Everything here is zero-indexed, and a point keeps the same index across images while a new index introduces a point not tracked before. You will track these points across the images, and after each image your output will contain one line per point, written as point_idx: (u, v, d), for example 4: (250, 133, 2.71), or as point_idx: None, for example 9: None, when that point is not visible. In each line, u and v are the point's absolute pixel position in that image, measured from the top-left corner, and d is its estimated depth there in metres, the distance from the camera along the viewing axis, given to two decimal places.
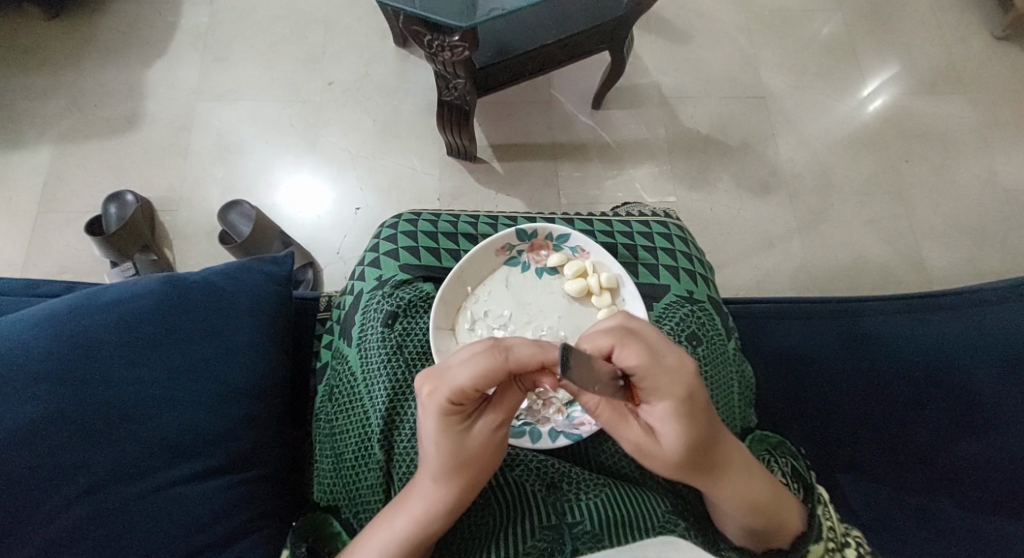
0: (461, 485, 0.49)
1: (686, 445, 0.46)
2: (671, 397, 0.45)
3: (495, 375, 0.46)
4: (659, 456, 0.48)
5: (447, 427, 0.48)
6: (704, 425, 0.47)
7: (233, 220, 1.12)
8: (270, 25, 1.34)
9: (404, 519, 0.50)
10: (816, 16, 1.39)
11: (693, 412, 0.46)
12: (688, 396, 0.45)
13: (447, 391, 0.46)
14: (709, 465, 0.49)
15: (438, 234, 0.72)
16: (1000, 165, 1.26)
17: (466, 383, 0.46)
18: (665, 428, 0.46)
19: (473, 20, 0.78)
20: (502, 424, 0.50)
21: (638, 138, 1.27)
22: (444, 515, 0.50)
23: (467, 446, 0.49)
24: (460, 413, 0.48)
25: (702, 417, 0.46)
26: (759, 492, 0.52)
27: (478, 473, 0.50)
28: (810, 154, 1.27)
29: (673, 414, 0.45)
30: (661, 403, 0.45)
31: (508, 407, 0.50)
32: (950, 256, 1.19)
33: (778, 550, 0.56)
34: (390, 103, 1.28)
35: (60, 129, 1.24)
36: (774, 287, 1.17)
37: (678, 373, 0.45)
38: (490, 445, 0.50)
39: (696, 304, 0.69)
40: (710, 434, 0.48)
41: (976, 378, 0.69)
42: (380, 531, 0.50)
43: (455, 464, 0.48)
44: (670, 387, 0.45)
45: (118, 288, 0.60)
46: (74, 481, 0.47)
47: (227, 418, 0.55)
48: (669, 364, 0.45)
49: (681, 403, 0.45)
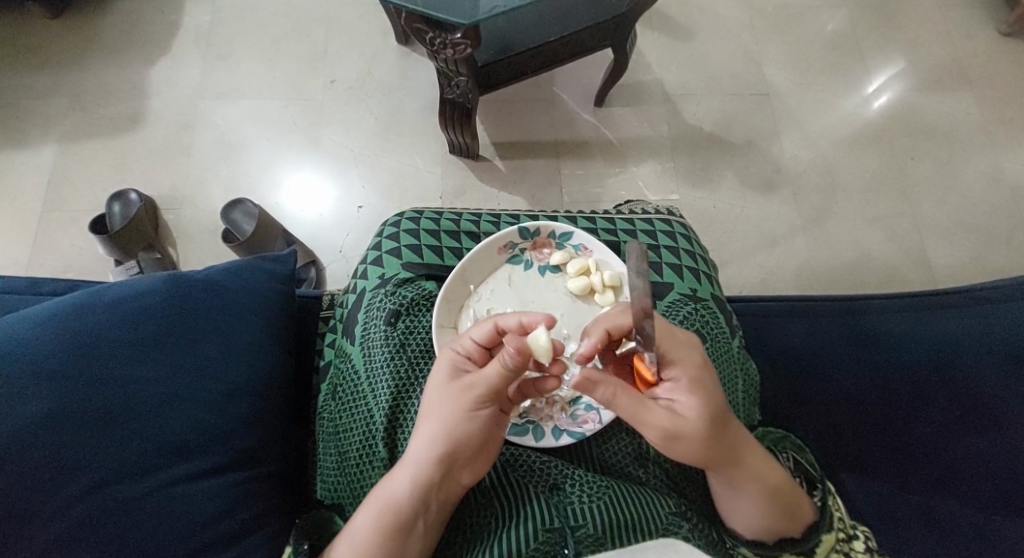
0: (425, 435, 0.52)
1: (710, 418, 0.49)
2: (689, 363, 0.51)
3: (484, 325, 0.56)
4: (691, 435, 0.49)
5: (440, 376, 0.54)
6: (719, 396, 0.51)
7: (236, 218, 1.13)
8: (272, 24, 1.34)
9: (392, 478, 0.52)
10: (819, 12, 1.38)
11: (706, 380, 0.51)
12: (700, 362, 0.52)
13: (454, 344, 0.56)
14: (727, 446, 0.50)
15: (439, 232, 0.72)
16: (1005, 162, 1.25)
17: (468, 336, 0.56)
18: (686, 400, 0.50)
19: (474, 17, 0.77)
20: (475, 391, 0.52)
21: (640, 136, 1.26)
22: (411, 468, 0.51)
23: (444, 394, 0.53)
24: (459, 369, 0.55)
25: (716, 390, 0.51)
26: (769, 473, 0.53)
27: (448, 428, 0.51)
28: (813, 151, 1.26)
29: (692, 382, 0.50)
30: (681, 372, 0.51)
31: (488, 379, 0.52)
32: (953, 255, 1.19)
33: (791, 540, 0.55)
34: (392, 101, 1.27)
35: (63, 129, 1.25)
36: (777, 286, 1.16)
37: (688, 347, 0.52)
38: (460, 400, 0.52)
39: (699, 302, 0.69)
40: (725, 408, 0.51)
41: (980, 376, 0.69)
42: (375, 495, 0.52)
43: (427, 408, 0.53)
44: (684, 354, 0.51)
45: (121, 286, 0.60)
46: (78, 480, 0.47)
47: (227, 417, 0.55)
48: (680, 337, 0.53)
49: (697, 369, 0.51)
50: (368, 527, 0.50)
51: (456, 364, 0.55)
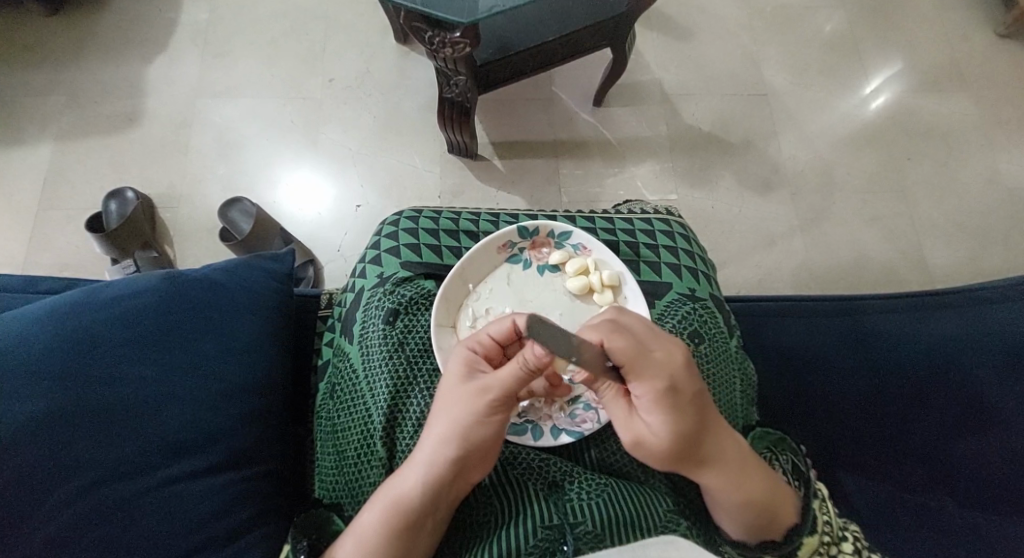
0: (435, 436, 0.52)
1: (672, 435, 0.48)
2: (653, 386, 0.48)
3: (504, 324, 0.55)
4: (648, 445, 0.49)
5: (450, 374, 0.54)
6: (690, 418, 0.49)
7: (234, 218, 1.12)
8: (271, 22, 1.33)
9: (400, 477, 0.52)
10: (818, 13, 1.38)
11: (673, 403, 0.48)
12: (669, 384, 0.48)
13: (468, 341, 0.56)
14: (694, 455, 0.50)
15: (438, 231, 0.72)
16: (1002, 163, 1.26)
17: (489, 334, 0.55)
18: (648, 416, 0.49)
19: (474, 16, 0.77)
20: (490, 395, 0.51)
21: (639, 136, 1.26)
22: (421, 468, 0.51)
23: (450, 394, 0.53)
24: (473, 367, 0.54)
25: (686, 413, 0.48)
26: (745, 484, 0.52)
27: (460, 429, 0.51)
28: (810, 151, 1.27)
29: (654, 401, 0.48)
30: (643, 390, 0.48)
31: (506, 385, 0.51)
32: (951, 255, 1.19)
33: (774, 543, 0.56)
34: (391, 100, 1.27)
35: (60, 127, 1.24)
36: (775, 286, 1.16)
37: (665, 365, 0.49)
38: (472, 402, 0.51)
39: (697, 301, 0.69)
40: (699, 427, 0.50)
41: (976, 375, 0.70)
42: (379, 494, 0.53)
43: (438, 406, 0.53)
44: (651, 374, 0.48)
45: (119, 285, 0.60)
46: (75, 480, 0.47)
47: (226, 416, 0.55)
48: (657, 356, 0.49)
49: (660, 391, 0.48)
50: (372, 526, 0.51)
51: (470, 361, 0.54)
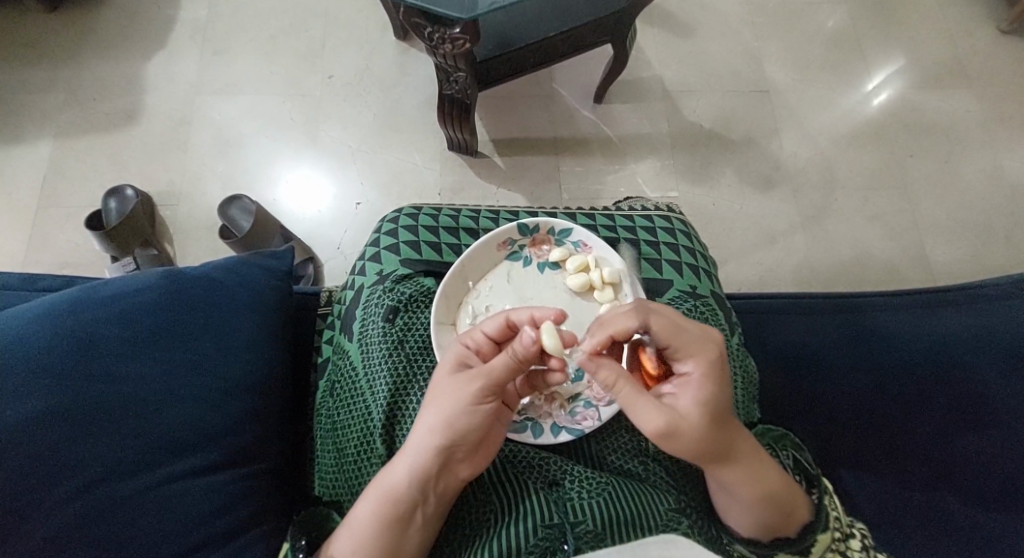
0: (424, 427, 0.51)
1: (716, 412, 0.50)
2: (703, 361, 0.52)
3: (497, 320, 0.56)
4: (685, 432, 0.49)
5: (448, 368, 0.54)
6: (723, 399, 0.51)
7: (234, 216, 1.12)
8: (271, 19, 1.33)
9: (391, 469, 0.52)
10: (820, 9, 1.37)
11: (715, 379, 0.51)
12: (716, 359, 0.52)
13: (464, 336, 0.56)
14: (725, 442, 0.51)
15: (438, 229, 0.72)
16: (1005, 160, 1.25)
17: (485, 330, 0.56)
18: (689, 395, 0.50)
19: (474, 12, 0.76)
20: (474, 383, 0.51)
21: (639, 133, 1.26)
22: (410, 460, 0.51)
23: (444, 386, 0.53)
24: (465, 361, 0.55)
25: (725, 391, 0.51)
26: (759, 478, 0.52)
27: (449, 421, 0.51)
28: (812, 148, 1.26)
29: (704, 376, 0.51)
30: (693, 366, 0.52)
31: (495, 377, 0.52)
32: (953, 253, 1.18)
33: (785, 540, 0.55)
34: (391, 97, 1.27)
35: (59, 124, 1.24)
36: (776, 284, 1.16)
37: (703, 344, 0.53)
38: (460, 393, 0.51)
39: (698, 299, 0.68)
40: (727, 412, 0.51)
41: (979, 373, 0.69)
42: (373, 485, 0.53)
43: (431, 398, 0.53)
44: (697, 351, 0.52)
45: (119, 283, 0.60)
46: (73, 479, 0.47)
47: (224, 415, 0.55)
48: (697, 334, 0.53)
49: (712, 364, 0.52)
50: (367, 518, 0.51)
51: (462, 356, 0.55)
